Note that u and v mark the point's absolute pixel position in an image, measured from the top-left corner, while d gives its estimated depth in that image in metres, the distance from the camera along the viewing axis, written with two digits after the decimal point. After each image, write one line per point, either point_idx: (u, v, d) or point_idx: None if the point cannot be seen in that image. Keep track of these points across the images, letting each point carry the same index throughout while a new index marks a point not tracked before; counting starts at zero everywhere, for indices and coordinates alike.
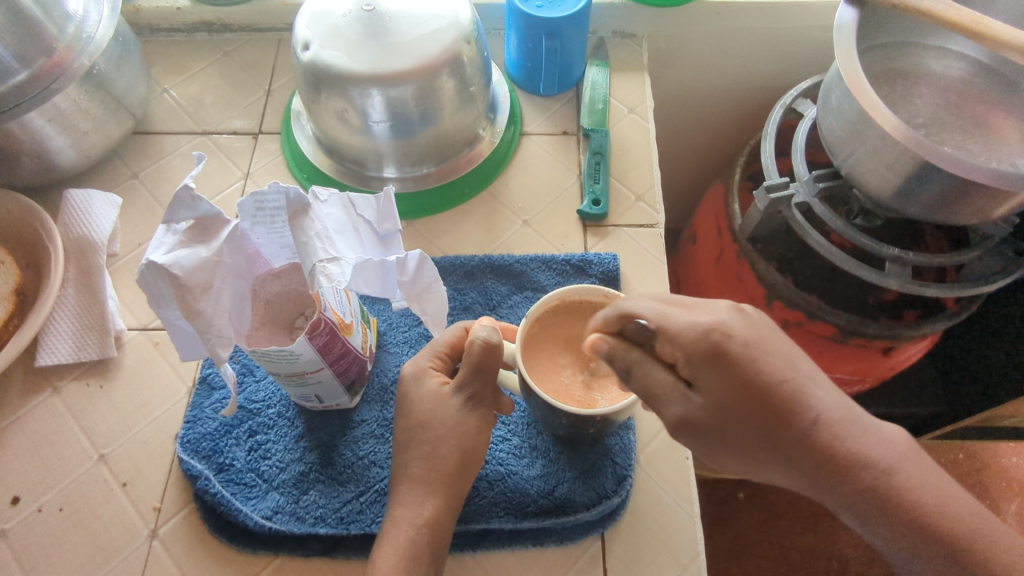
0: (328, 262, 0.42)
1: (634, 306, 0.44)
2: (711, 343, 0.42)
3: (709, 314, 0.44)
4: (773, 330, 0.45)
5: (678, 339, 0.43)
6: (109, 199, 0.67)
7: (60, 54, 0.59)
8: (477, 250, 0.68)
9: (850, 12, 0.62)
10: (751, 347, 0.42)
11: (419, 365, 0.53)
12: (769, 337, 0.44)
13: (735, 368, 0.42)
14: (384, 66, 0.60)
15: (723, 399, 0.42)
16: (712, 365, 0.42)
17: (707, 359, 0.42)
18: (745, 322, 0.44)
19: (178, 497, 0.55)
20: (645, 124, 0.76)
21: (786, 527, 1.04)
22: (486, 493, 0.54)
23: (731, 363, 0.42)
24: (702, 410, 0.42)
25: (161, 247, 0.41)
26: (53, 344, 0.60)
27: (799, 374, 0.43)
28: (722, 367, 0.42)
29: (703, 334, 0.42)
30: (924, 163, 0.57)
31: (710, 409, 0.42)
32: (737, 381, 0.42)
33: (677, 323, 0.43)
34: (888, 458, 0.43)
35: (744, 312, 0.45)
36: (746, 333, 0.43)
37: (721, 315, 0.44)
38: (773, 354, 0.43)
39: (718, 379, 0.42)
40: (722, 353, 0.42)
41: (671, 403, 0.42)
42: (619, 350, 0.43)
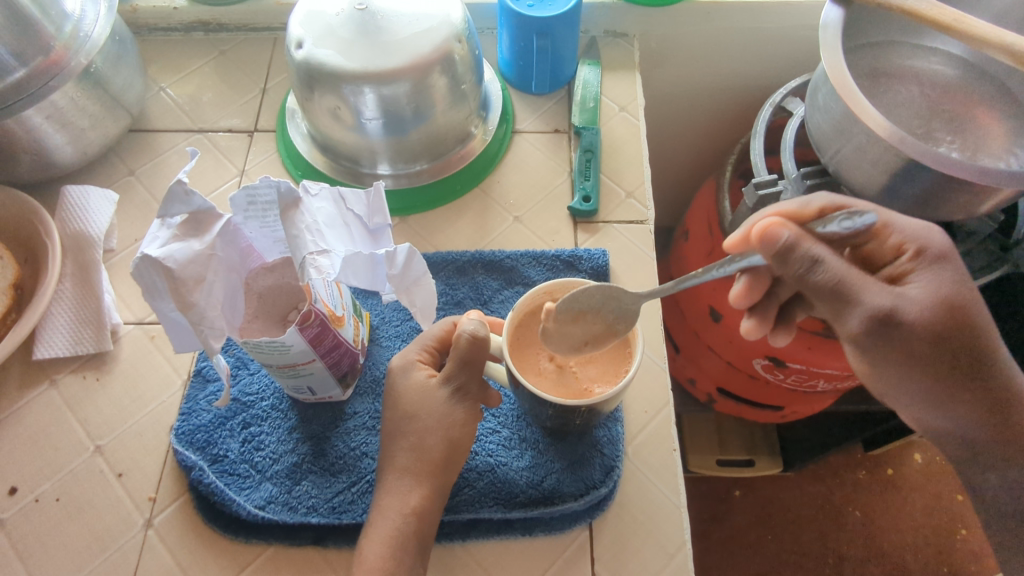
0: (319, 255, 0.44)
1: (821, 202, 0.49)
2: (900, 247, 0.49)
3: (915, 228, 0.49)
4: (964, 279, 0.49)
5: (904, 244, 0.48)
6: (105, 195, 0.69)
7: (58, 53, 0.60)
8: (469, 246, 0.69)
9: (835, 11, 0.63)
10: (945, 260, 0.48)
11: (408, 358, 0.54)
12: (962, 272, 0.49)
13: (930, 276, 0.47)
14: (377, 64, 0.61)
15: (948, 297, 0.46)
16: (942, 262, 0.48)
17: (937, 259, 0.48)
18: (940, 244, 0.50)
19: (172, 488, 0.56)
20: (636, 122, 0.77)
21: (782, 523, 1.05)
22: (475, 484, 0.55)
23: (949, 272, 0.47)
24: (915, 305, 0.46)
25: (155, 241, 0.42)
26: (49, 337, 0.61)
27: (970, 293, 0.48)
28: (949, 266, 0.48)
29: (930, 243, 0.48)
30: (908, 160, 0.58)
31: (919, 311, 0.46)
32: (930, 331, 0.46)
33: (901, 220, 0.49)
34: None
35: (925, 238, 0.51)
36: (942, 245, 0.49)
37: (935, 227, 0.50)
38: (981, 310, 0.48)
39: (942, 279, 0.47)
40: (949, 257, 0.48)
41: (881, 291, 0.45)
42: (803, 242, 0.44)
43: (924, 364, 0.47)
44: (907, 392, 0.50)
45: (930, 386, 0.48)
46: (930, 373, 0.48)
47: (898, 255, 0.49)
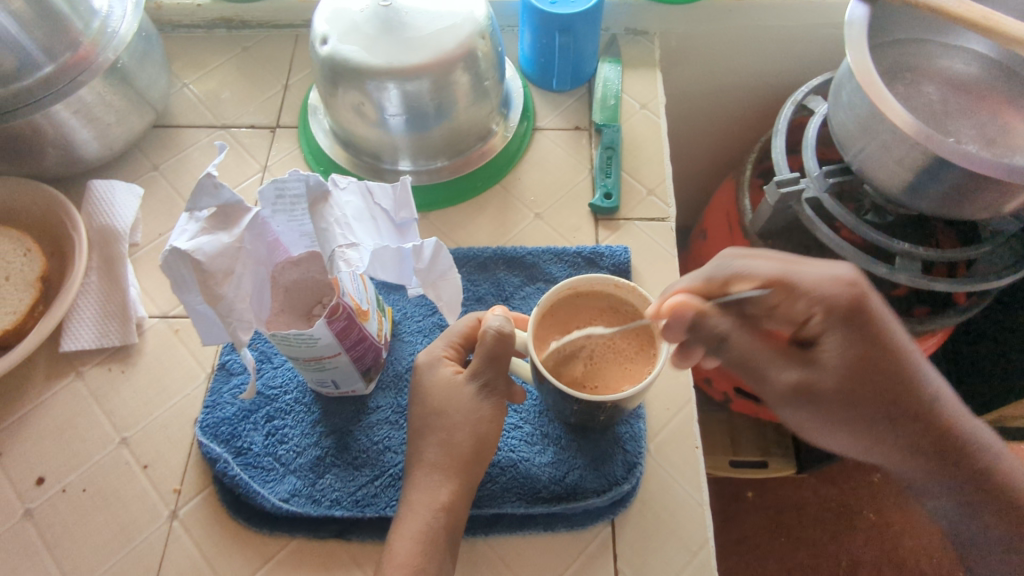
0: (347, 248, 0.44)
1: (740, 267, 0.48)
2: (851, 298, 0.46)
3: (828, 269, 0.47)
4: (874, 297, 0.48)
5: (812, 292, 0.46)
6: (130, 190, 0.69)
7: (86, 49, 0.61)
8: (490, 242, 0.69)
9: (862, 8, 0.63)
10: (884, 315, 0.46)
11: (433, 355, 0.54)
12: (871, 299, 0.46)
13: (876, 329, 0.45)
14: (401, 60, 0.62)
15: (851, 356, 0.45)
16: (851, 323, 0.45)
17: (844, 320, 0.45)
18: (864, 284, 0.47)
19: (197, 480, 0.56)
20: (657, 120, 0.76)
21: (795, 525, 1.04)
22: (498, 479, 0.55)
23: (866, 321, 0.45)
24: (831, 378, 0.46)
25: (184, 235, 0.42)
26: (76, 329, 0.62)
27: (908, 350, 0.47)
28: (860, 327, 0.45)
29: (845, 285, 0.46)
30: (935, 158, 0.57)
31: (838, 376, 0.45)
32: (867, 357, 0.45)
33: (816, 276, 0.47)
34: (993, 446, 0.47)
35: (857, 274, 0.48)
36: (876, 300, 0.46)
37: (850, 275, 0.47)
38: (892, 329, 0.47)
39: (845, 343, 0.45)
40: (861, 312, 0.46)
41: (783, 368, 0.46)
42: (707, 317, 0.46)
43: (877, 415, 0.45)
44: (875, 456, 0.47)
45: (887, 445, 0.46)
46: (874, 428, 0.46)
47: (807, 318, 0.47)
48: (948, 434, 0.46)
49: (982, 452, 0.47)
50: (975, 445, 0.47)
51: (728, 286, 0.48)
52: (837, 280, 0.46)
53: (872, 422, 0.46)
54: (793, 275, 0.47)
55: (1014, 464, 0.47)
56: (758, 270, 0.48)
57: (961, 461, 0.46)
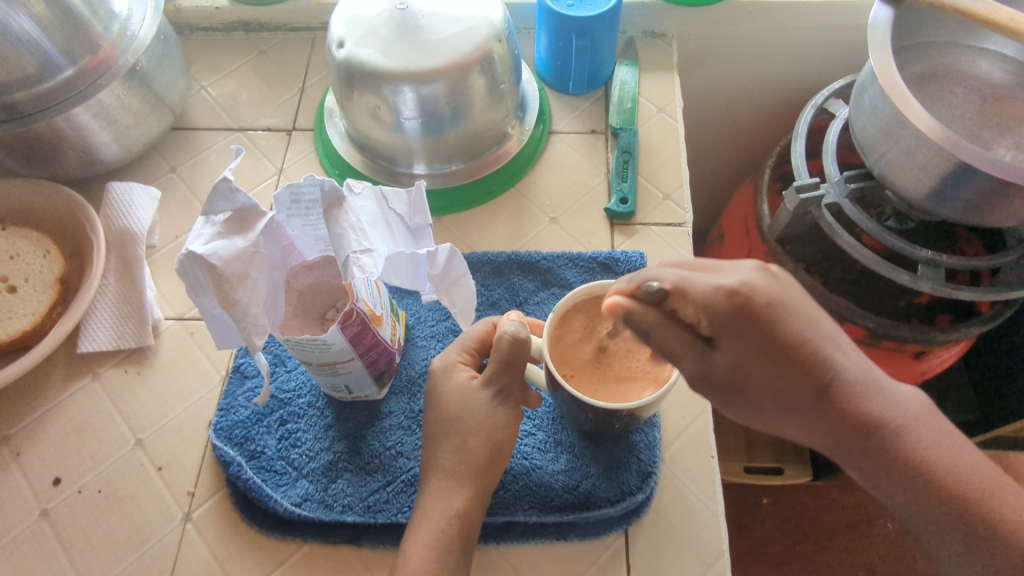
0: (361, 253, 0.43)
1: (655, 270, 0.42)
2: (733, 301, 0.39)
3: (734, 274, 0.41)
4: (799, 290, 0.42)
5: (702, 303, 0.40)
6: (147, 192, 0.70)
7: (105, 52, 0.62)
8: (504, 247, 0.69)
9: (885, 11, 0.62)
10: (775, 305, 0.40)
11: (448, 361, 0.54)
12: (793, 297, 0.41)
13: (764, 327, 0.40)
14: (417, 64, 0.61)
15: (740, 358, 0.40)
16: (735, 327, 0.39)
17: (733, 316, 0.39)
18: (771, 281, 0.41)
19: (210, 482, 0.56)
20: (674, 123, 0.76)
21: (811, 534, 1.02)
22: (511, 486, 0.54)
23: (757, 319, 0.39)
24: (724, 368, 0.40)
25: (200, 238, 0.42)
26: (93, 331, 0.62)
27: (820, 335, 0.41)
28: (749, 328, 0.39)
29: (724, 293, 0.39)
30: (960, 164, 0.56)
31: (732, 368, 0.40)
32: (760, 351, 0.40)
33: (700, 286, 0.40)
34: (901, 419, 0.43)
35: (771, 272, 0.42)
36: (769, 291, 0.40)
37: (746, 274, 0.40)
38: (796, 315, 0.41)
39: (741, 344, 0.40)
40: (749, 311, 0.39)
41: (687, 360, 0.41)
42: (635, 315, 0.41)
43: (768, 400, 0.41)
44: (783, 432, 0.43)
45: (791, 422, 0.42)
46: (784, 410, 0.42)
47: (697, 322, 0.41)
48: (844, 412, 0.41)
49: (884, 424, 0.42)
50: (875, 422, 0.42)
51: (644, 282, 0.42)
52: (718, 286, 0.40)
53: (765, 404, 0.41)
54: (687, 283, 0.41)
55: (919, 433, 0.43)
56: (661, 277, 0.42)
57: (860, 440, 0.42)
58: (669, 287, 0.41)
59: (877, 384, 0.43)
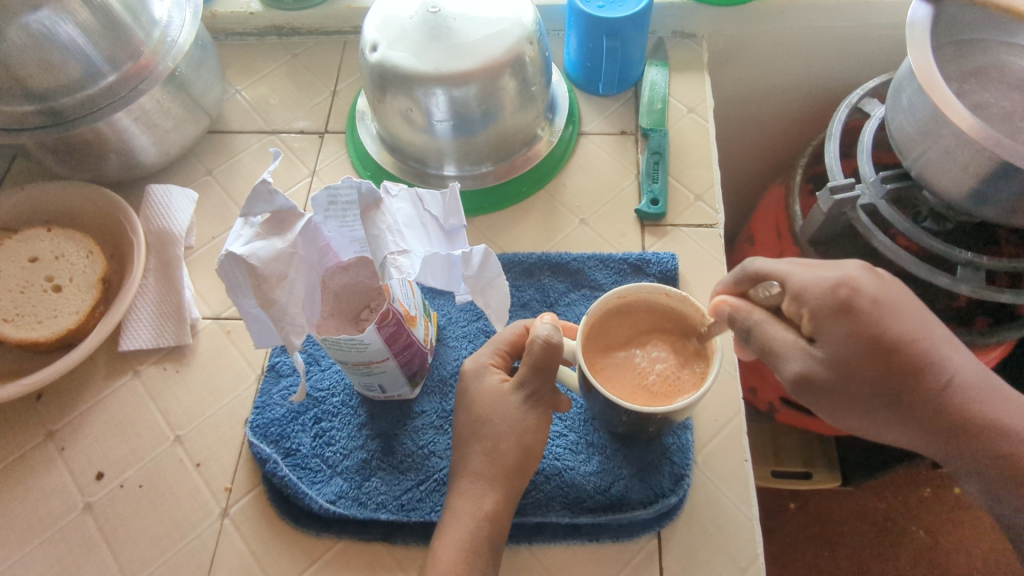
0: (399, 255, 0.44)
1: (765, 268, 0.46)
2: (839, 298, 0.43)
3: (839, 271, 0.44)
4: (903, 294, 0.44)
5: (805, 295, 0.44)
6: (186, 194, 0.71)
7: (146, 58, 0.63)
8: (535, 247, 0.69)
9: (924, 9, 0.61)
10: (879, 303, 0.43)
11: (480, 362, 0.54)
12: (901, 299, 0.44)
13: (868, 321, 0.43)
14: (449, 67, 0.62)
15: (847, 355, 0.42)
16: (840, 319, 0.42)
17: (839, 312, 0.43)
18: (876, 282, 0.44)
19: (247, 479, 0.57)
20: (705, 124, 0.75)
21: (838, 539, 1.00)
22: (543, 487, 0.54)
23: (860, 317, 0.42)
24: (827, 369, 0.43)
25: (239, 239, 0.43)
26: (134, 329, 0.64)
27: (932, 336, 0.44)
28: (852, 324, 0.42)
29: (832, 290, 0.43)
30: (1002, 164, 0.54)
31: (834, 365, 0.43)
32: (868, 352, 0.43)
33: (808, 280, 0.44)
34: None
35: (876, 273, 0.45)
36: (875, 290, 0.44)
37: (851, 271, 0.44)
38: (903, 317, 0.44)
39: (845, 335, 0.42)
40: (852, 307, 0.43)
41: (791, 360, 0.44)
42: (740, 312, 0.46)
43: (880, 403, 0.44)
44: (884, 435, 0.46)
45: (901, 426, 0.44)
46: (879, 414, 0.44)
47: (800, 317, 0.44)
48: (964, 418, 0.44)
49: (1009, 433, 0.44)
50: (996, 428, 0.44)
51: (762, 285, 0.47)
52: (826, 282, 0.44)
53: (868, 406, 0.44)
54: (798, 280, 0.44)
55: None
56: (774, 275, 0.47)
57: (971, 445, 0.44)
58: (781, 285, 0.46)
59: (998, 390, 0.45)
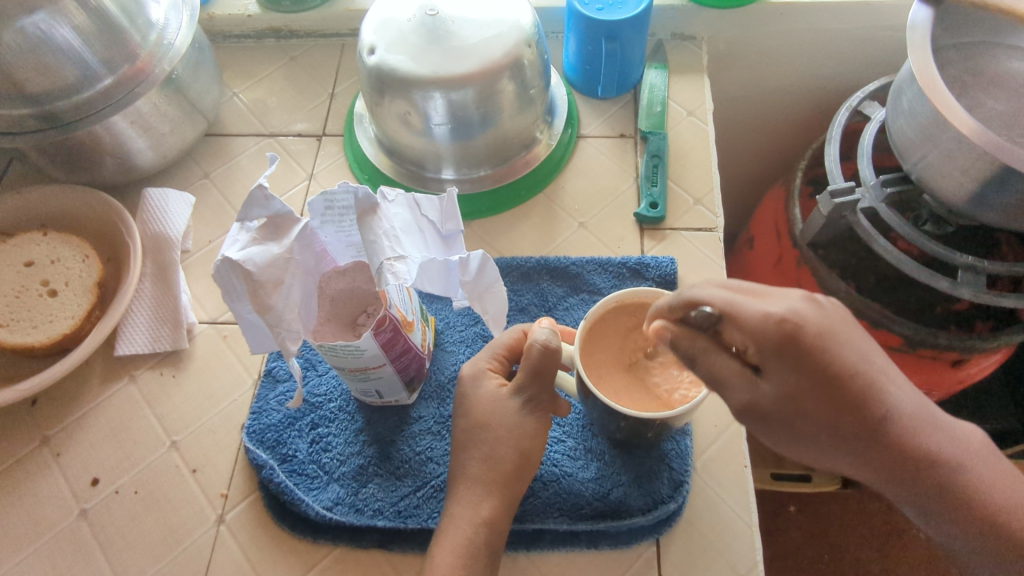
0: (396, 261, 0.44)
1: (699, 294, 0.43)
2: (782, 331, 0.41)
3: (782, 303, 0.42)
4: (846, 321, 0.43)
5: (747, 325, 0.41)
6: (182, 197, 0.71)
7: (143, 61, 0.63)
8: (534, 251, 0.69)
9: (925, 11, 0.61)
10: (824, 335, 0.41)
11: (478, 368, 0.54)
12: (843, 327, 0.42)
13: (811, 358, 0.41)
14: (447, 70, 0.62)
15: (794, 388, 0.41)
16: (783, 355, 0.41)
17: (778, 348, 0.41)
18: (817, 311, 0.42)
19: (243, 485, 0.57)
20: (704, 127, 0.75)
21: (838, 543, 1.00)
22: (541, 493, 0.54)
23: (803, 351, 0.40)
24: (771, 399, 0.42)
25: (236, 245, 0.43)
26: (130, 334, 0.63)
27: (872, 367, 0.42)
28: (796, 359, 0.41)
29: (773, 322, 0.41)
30: (1003, 167, 0.54)
31: (780, 398, 0.42)
32: (811, 381, 0.41)
33: (748, 311, 0.41)
34: (958, 455, 0.44)
35: (817, 302, 0.43)
36: (817, 321, 0.42)
37: (794, 304, 0.42)
38: (847, 348, 0.42)
39: (789, 369, 0.41)
40: (794, 341, 0.41)
41: (737, 390, 0.42)
42: (682, 339, 0.43)
43: (823, 434, 0.42)
44: (830, 462, 0.44)
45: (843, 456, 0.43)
46: (824, 442, 0.42)
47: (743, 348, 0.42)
48: (910, 451, 0.42)
49: (941, 462, 0.43)
50: (932, 459, 0.43)
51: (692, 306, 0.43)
52: (766, 315, 0.41)
53: (812, 438, 0.42)
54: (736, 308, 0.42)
55: (976, 468, 0.43)
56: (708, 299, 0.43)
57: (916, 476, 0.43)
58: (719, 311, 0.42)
59: (936, 420, 0.44)
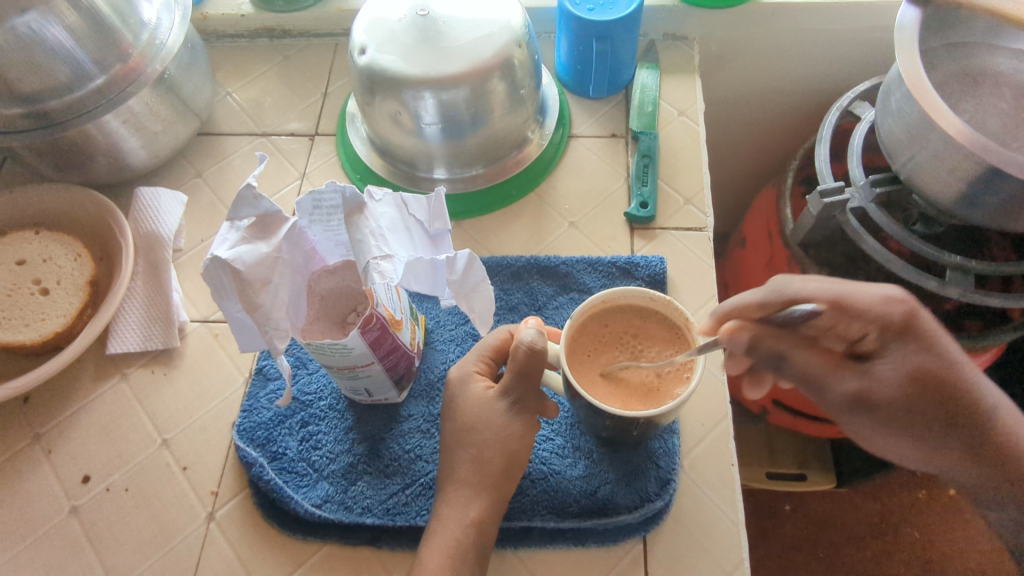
0: (382, 260, 0.45)
1: (808, 290, 0.46)
2: (904, 318, 0.45)
3: (882, 297, 0.46)
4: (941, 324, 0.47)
5: (857, 310, 0.46)
6: (175, 197, 0.71)
7: (135, 61, 0.63)
8: (524, 251, 0.69)
9: (913, 12, 0.61)
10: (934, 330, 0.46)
11: (465, 369, 0.54)
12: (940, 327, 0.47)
13: (927, 339, 0.45)
14: (437, 70, 0.62)
15: (911, 371, 0.45)
16: (907, 337, 0.45)
17: (902, 331, 0.45)
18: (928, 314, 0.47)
19: (233, 483, 0.57)
20: (695, 127, 0.75)
21: (832, 541, 1.01)
22: (528, 491, 0.54)
23: (923, 335, 0.45)
24: (886, 385, 0.45)
25: (225, 243, 0.43)
26: (122, 333, 0.64)
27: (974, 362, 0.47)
28: (908, 340, 0.45)
29: (894, 306, 0.46)
30: (988, 168, 0.54)
31: (893, 383, 0.45)
32: (937, 365, 0.45)
33: (864, 297, 0.46)
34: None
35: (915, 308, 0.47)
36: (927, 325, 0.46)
37: (908, 299, 0.46)
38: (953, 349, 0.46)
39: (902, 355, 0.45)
40: (914, 329, 0.45)
41: (848, 375, 0.45)
42: (762, 339, 0.44)
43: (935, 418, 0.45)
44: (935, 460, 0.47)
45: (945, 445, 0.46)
46: (934, 434, 0.45)
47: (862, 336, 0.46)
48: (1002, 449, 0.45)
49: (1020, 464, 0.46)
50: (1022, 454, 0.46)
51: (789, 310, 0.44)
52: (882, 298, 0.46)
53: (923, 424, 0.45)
54: (849, 298, 0.46)
55: None
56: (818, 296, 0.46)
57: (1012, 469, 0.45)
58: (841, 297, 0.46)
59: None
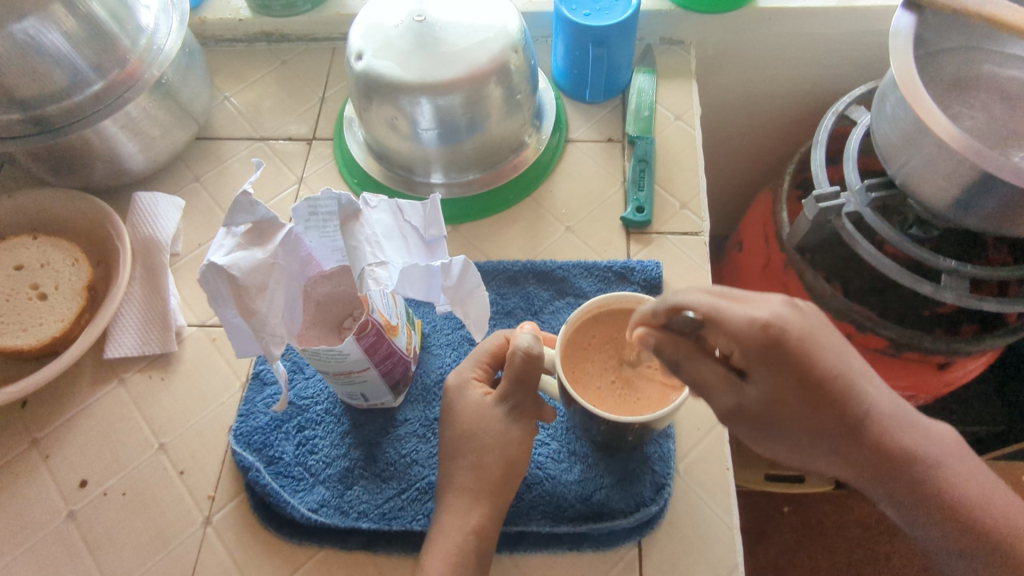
0: (377, 266, 0.44)
1: (684, 298, 0.41)
2: (768, 335, 0.40)
3: (766, 307, 0.41)
4: (826, 324, 0.43)
5: (735, 334, 0.40)
6: (172, 201, 0.71)
7: (133, 66, 0.63)
8: (521, 255, 0.69)
9: (908, 17, 0.61)
10: (808, 340, 0.40)
11: (462, 377, 0.54)
12: (822, 330, 0.42)
13: (793, 361, 0.40)
14: (434, 75, 0.62)
15: (774, 392, 0.41)
16: (769, 360, 0.40)
17: (764, 352, 0.40)
18: (799, 316, 0.41)
19: (230, 487, 0.58)
20: (691, 131, 0.75)
21: (829, 544, 1.01)
22: (525, 496, 0.55)
23: (787, 357, 0.40)
24: (757, 403, 0.42)
25: (221, 249, 0.43)
26: (120, 337, 0.64)
27: (851, 369, 0.43)
28: (782, 362, 0.40)
29: (758, 326, 0.40)
30: (983, 174, 0.55)
31: (764, 401, 0.41)
32: (796, 382, 0.41)
33: (734, 318, 0.40)
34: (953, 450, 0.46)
35: (798, 306, 0.43)
36: (798, 324, 0.41)
37: (776, 308, 0.41)
38: (831, 347, 0.42)
39: (770, 375, 0.40)
40: (779, 347, 0.40)
41: (721, 394, 0.42)
42: (666, 347, 0.42)
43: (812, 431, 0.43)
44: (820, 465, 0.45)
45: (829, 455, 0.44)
46: (812, 443, 0.43)
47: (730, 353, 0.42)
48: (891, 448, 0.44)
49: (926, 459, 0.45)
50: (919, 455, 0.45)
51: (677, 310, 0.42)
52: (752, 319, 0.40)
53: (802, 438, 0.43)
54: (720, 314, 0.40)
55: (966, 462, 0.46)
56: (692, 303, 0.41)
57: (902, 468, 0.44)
58: (702, 315, 0.41)
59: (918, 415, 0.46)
